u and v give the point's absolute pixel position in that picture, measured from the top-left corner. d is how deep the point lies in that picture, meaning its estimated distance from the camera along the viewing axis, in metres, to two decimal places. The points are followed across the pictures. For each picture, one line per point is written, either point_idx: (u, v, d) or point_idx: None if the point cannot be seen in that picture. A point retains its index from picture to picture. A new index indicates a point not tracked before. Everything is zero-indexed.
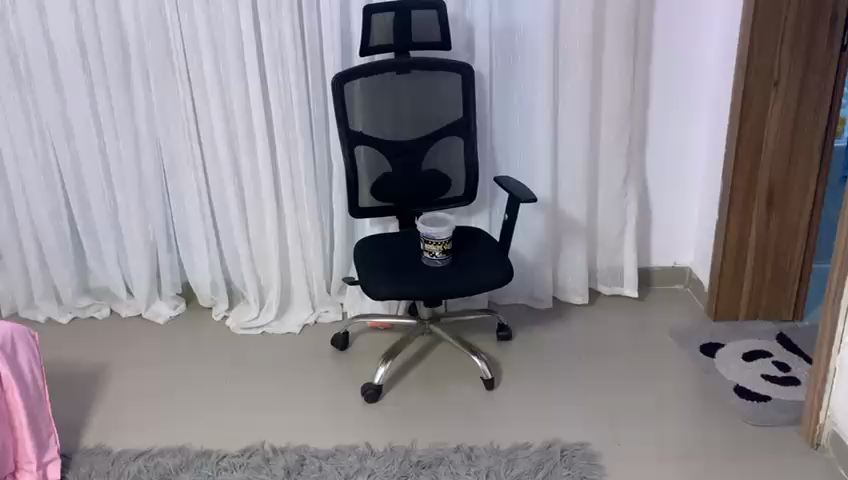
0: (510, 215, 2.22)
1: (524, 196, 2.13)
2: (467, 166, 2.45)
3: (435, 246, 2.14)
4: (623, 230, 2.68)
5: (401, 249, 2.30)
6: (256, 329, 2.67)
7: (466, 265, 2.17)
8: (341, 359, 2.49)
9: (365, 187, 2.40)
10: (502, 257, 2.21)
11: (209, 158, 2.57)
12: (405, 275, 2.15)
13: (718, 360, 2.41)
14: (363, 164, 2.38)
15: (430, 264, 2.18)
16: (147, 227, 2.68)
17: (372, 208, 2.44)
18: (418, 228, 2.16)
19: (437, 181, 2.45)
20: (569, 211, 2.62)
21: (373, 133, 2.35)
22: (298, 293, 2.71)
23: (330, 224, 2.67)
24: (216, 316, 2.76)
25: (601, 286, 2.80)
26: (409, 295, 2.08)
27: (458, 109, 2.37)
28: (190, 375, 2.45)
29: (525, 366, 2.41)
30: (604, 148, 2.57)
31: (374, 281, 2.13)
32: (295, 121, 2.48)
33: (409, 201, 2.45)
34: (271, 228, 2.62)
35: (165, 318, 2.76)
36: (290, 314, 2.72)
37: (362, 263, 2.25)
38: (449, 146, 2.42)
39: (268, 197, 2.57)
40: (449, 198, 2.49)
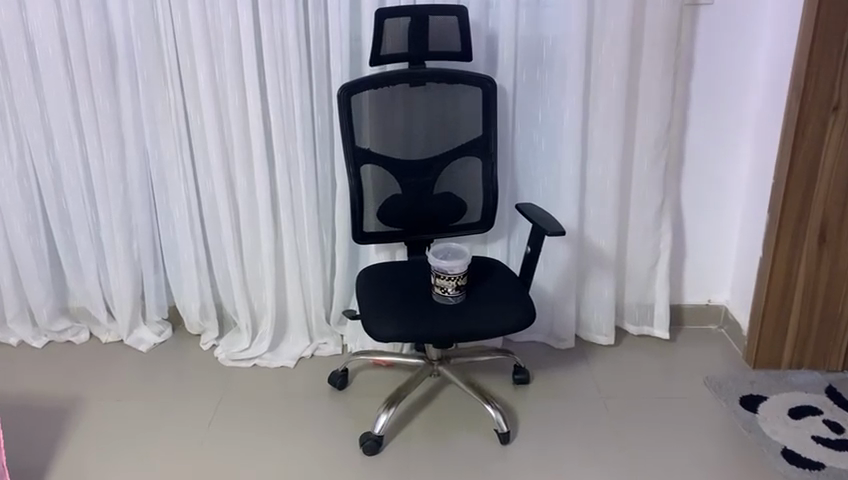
0: (535, 250, 1.97)
1: (551, 228, 1.86)
2: (485, 189, 2.20)
3: (448, 280, 1.88)
4: (656, 264, 2.42)
5: (409, 280, 2.05)
6: (246, 361, 2.41)
7: (483, 303, 1.93)
8: (340, 400, 2.24)
9: (372, 209, 2.16)
10: (524, 296, 1.97)
11: (201, 172, 2.33)
12: (413, 313, 1.90)
13: (761, 416, 2.14)
14: (370, 184, 2.13)
15: (442, 301, 1.92)
16: (131, 244, 2.44)
17: (378, 232, 2.20)
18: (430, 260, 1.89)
19: (451, 205, 2.20)
20: (597, 242, 2.37)
21: (382, 151, 2.11)
22: (294, 323, 2.47)
23: (331, 247, 2.42)
24: (204, 345, 2.51)
25: (628, 325, 2.54)
26: (419, 337, 1.84)
27: (478, 126, 2.13)
28: (171, 412, 2.21)
29: (544, 415, 2.16)
30: (637, 172, 2.31)
31: (378, 318, 1.89)
32: (296, 134, 2.24)
33: (419, 225, 2.21)
34: (267, 251, 2.37)
35: (148, 346, 2.51)
36: (285, 345, 2.47)
37: (365, 296, 2.00)
38: (465, 166, 2.17)
39: (264, 217, 2.33)
40: (464, 224, 2.24)
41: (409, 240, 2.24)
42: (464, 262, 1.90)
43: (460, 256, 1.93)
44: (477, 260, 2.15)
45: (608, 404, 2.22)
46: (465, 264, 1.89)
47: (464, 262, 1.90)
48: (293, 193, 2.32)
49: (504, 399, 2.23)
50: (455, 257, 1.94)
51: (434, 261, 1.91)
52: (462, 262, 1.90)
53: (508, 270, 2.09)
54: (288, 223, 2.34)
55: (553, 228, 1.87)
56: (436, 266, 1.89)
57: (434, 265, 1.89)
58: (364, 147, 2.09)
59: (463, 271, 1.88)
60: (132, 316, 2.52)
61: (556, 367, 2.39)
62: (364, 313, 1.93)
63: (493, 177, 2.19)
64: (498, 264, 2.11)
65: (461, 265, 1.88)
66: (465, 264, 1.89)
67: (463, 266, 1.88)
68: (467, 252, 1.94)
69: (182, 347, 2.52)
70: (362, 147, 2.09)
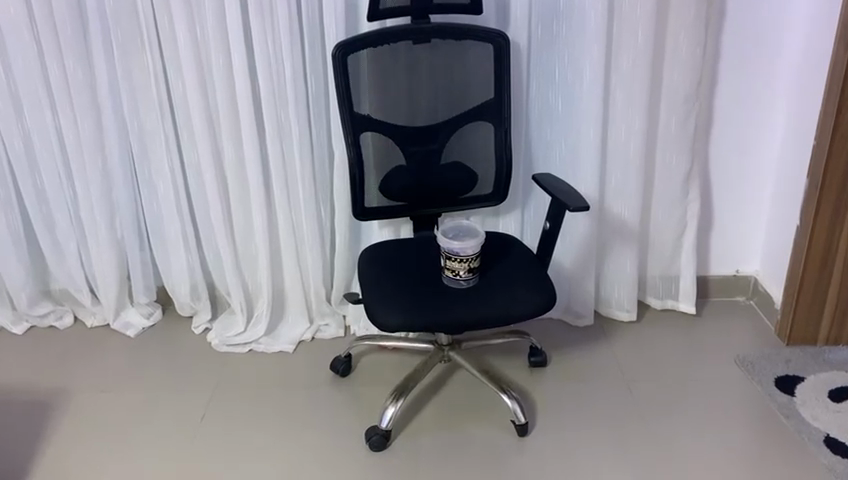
0: (555, 226, 1.79)
1: (574, 203, 1.67)
2: (498, 157, 2.00)
3: (458, 262, 1.70)
4: (683, 234, 2.24)
5: (416, 261, 1.87)
6: (242, 347, 2.24)
7: (499, 286, 1.75)
8: (343, 388, 2.08)
9: (373, 182, 1.97)
10: (543, 277, 1.79)
11: (186, 143, 2.13)
12: (422, 299, 1.72)
13: (799, 400, 1.98)
14: (371, 154, 1.94)
15: (454, 285, 1.74)
16: (113, 222, 2.25)
17: (381, 207, 2.01)
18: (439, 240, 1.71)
19: (460, 176, 2.01)
20: (618, 212, 2.18)
21: (383, 117, 1.91)
22: (293, 304, 2.30)
23: (330, 222, 2.24)
24: (196, 328, 2.34)
25: (650, 299, 2.36)
26: (429, 326, 1.67)
27: (489, 88, 1.92)
28: (161, 404, 2.05)
29: (564, 402, 2.00)
30: (664, 136, 2.11)
31: (383, 305, 1.71)
32: (288, 100, 2.03)
33: (426, 199, 2.02)
34: (260, 227, 2.18)
35: (137, 331, 2.35)
36: (283, 328, 2.30)
37: (368, 279, 1.82)
38: (475, 133, 1.97)
39: (255, 191, 2.14)
40: (474, 197, 2.05)
41: (415, 214, 2.06)
42: (477, 241, 1.72)
43: (473, 235, 1.75)
44: (490, 236, 1.97)
45: (633, 387, 2.06)
46: (477, 243, 1.70)
47: (476, 241, 1.72)
48: (286, 164, 2.12)
49: (520, 385, 2.07)
50: (467, 235, 1.76)
51: (443, 241, 1.73)
52: (474, 241, 1.71)
53: (524, 248, 1.92)
54: (281, 197, 2.15)
55: (577, 203, 1.67)
56: (445, 247, 1.71)
57: (443, 246, 1.71)
58: (364, 113, 1.89)
59: (475, 251, 1.70)
60: (118, 299, 2.35)
61: (575, 347, 2.23)
62: (367, 300, 1.75)
63: (506, 145, 1.99)
64: (512, 241, 1.93)
65: (473, 244, 1.70)
66: (477, 243, 1.70)
67: (475, 246, 1.70)
68: (480, 229, 1.75)
69: (172, 331, 2.36)
70: (362, 115, 1.89)
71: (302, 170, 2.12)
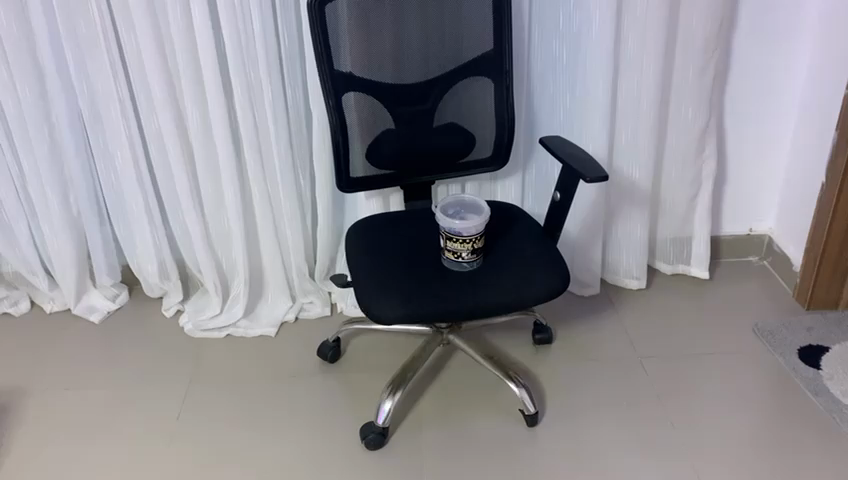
0: (568, 197, 1.59)
1: (592, 173, 1.47)
2: (497, 117, 1.79)
3: (460, 243, 1.50)
4: (696, 194, 2.06)
5: (410, 238, 1.67)
6: (219, 331, 2.04)
7: (506, 266, 1.57)
8: (332, 375, 1.90)
9: (359, 149, 1.74)
10: (554, 253, 1.61)
11: (143, 108, 1.88)
12: (421, 284, 1.53)
13: (827, 374, 1.84)
14: (356, 117, 1.71)
15: (456, 268, 1.55)
16: (66, 198, 2.01)
17: (368, 177, 1.79)
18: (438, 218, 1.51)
19: (456, 139, 1.79)
20: (628, 173, 1.99)
21: (368, 75, 1.67)
22: (274, 282, 2.09)
23: (309, 191, 2.02)
24: (167, 311, 2.14)
25: (660, 264, 2.19)
26: (431, 316, 1.48)
27: (487, 38, 1.70)
28: (132, 400, 1.86)
29: (575, 385, 1.84)
30: (679, 86, 1.90)
31: (378, 294, 1.51)
32: (258, 55, 1.79)
33: (418, 166, 1.81)
34: (232, 200, 1.96)
35: (101, 316, 2.13)
36: (263, 308, 2.10)
37: (357, 262, 1.62)
38: (472, 90, 1.75)
39: (225, 159, 1.91)
40: (471, 161, 1.85)
41: (406, 181, 1.84)
42: (480, 219, 1.52)
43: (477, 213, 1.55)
44: (491, 207, 1.77)
45: (647, 364, 1.90)
46: (481, 221, 1.51)
47: (480, 219, 1.52)
48: (260, 129, 1.89)
49: (526, 367, 1.90)
50: (469, 211, 1.56)
51: (442, 219, 1.52)
52: (478, 220, 1.52)
53: (530, 219, 1.72)
54: (255, 165, 1.92)
55: (594, 173, 1.48)
56: (446, 226, 1.51)
57: (443, 225, 1.51)
58: (347, 72, 1.66)
59: (480, 230, 1.50)
60: (79, 281, 2.13)
61: (582, 320, 2.06)
62: (358, 287, 1.55)
63: (507, 102, 1.77)
64: (517, 213, 1.74)
65: (477, 224, 1.51)
66: (481, 222, 1.51)
67: (479, 225, 1.51)
68: (483, 204, 1.55)
69: (141, 314, 2.15)
70: (345, 73, 1.65)
71: (277, 136, 1.89)
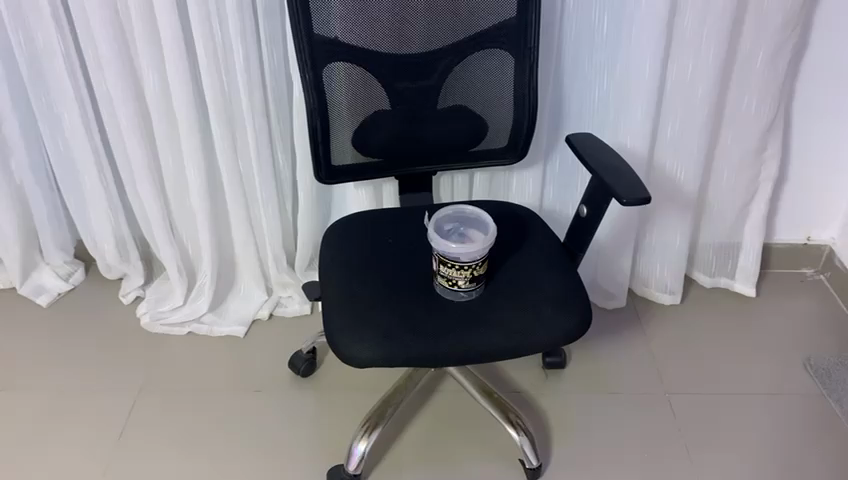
0: (596, 215, 1.28)
1: (628, 193, 1.16)
2: (517, 100, 1.45)
3: (457, 271, 1.20)
4: (750, 198, 1.72)
5: (399, 251, 1.36)
6: (181, 328, 1.77)
7: (512, 297, 1.26)
8: (304, 392, 1.63)
9: (345, 133, 1.42)
10: (573, 283, 1.30)
11: (90, 65, 1.56)
12: (405, 314, 1.23)
13: None
14: (342, 94, 1.38)
15: (451, 297, 1.25)
16: (6, 164, 1.72)
17: (356, 167, 1.48)
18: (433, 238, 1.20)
19: (464, 125, 1.46)
20: (670, 170, 1.65)
21: (356, 42, 1.33)
22: (247, 272, 1.81)
23: (289, 172, 1.71)
24: (125, 297, 1.86)
25: (699, 275, 1.87)
26: (415, 358, 1.19)
27: (509, 1, 1.35)
28: (71, 407, 1.60)
29: (589, 424, 1.56)
30: (743, 70, 1.54)
31: (352, 325, 1.22)
32: (225, 7, 1.45)
33: (418, 154, 1.49)
34: (197, 178, 1.65)
35: (50, 298, 1.87)
36: (233, 301, 1.82)
37: (331, 277, 1.32)
38: (487, 65, 1.40)
39: (187, 132, 1.59)
40: (483, 152, 1.52)
41: (401, 172, 1.53)
42: (486, 236, 1.21)
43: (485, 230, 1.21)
44: (501, 214, 1.46)
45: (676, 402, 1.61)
46: (487, 241, 1.20)
47: (484, 238, 1.21)
48: (231, 97, 1.57)
49: (532, 397, 1.61)
50: (469, 224, 1.23)
51: (437, 239, 1.21)
52: (483, 238, 1.20)
53: (547, 232, 1.41)
54: (224, 140, 1.61)
55: (634, 193, 1.16)
56: (442, 251, 1.20)
57: (439, 250, 1.20)
58: (332, 37, 1.32)
59: (483, 255, 1.20)
60: (25, 258, 1.86)
61: (601, 339, 1.76)
62: (329, 313, 1.26)
63: (531, 83, 1.43)
64: (531, 222, 1.43)
65: (482, 245, 1.19)
66: (488, 241, 1.20)
67: (483, 248, 1.20)
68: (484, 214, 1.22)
69: (95, 298, 1.88)
70: (329, 40, 1.32)
71: (251, 106, 1.57)
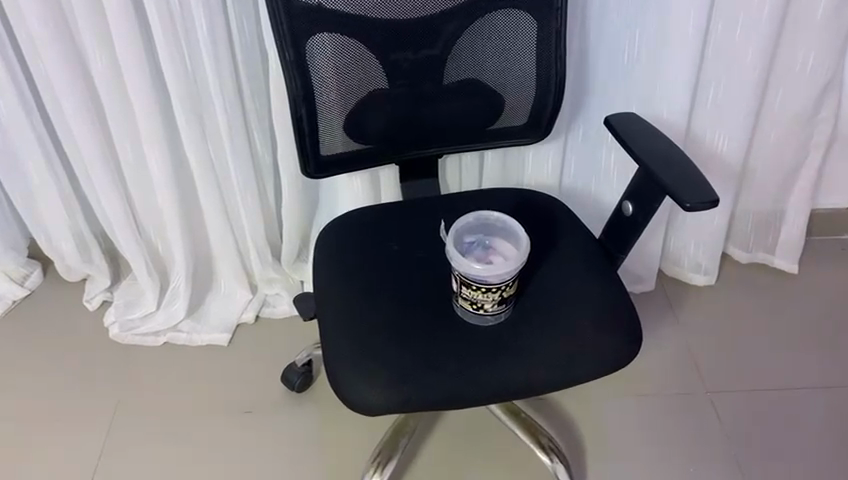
0: (642, 215, 1.07)
1: (688, 197, 0.95)
2: (540, 69, 1.21)
3: (484, 292, 0.99)
4: (798, 165, 1.52)
5: (409, 263, 1.15)
6: (156, 337, 1.56)
7: (547, 317, 1.06)
8: (302, 409, 1.44)
9: (334, 116, 1.18)
10: (616, 294, 1.10)
11: (22, 41, 1.29)
12: (423, 344, 1.03)
13: None
14: (331, 71, 1.13)
15: (474, 322, 1.05)
16: None
17: (348, 154, 1.24)
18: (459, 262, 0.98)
19: (478, 101, 1.23)
20: (711, 139, 1.44)
21: (348, 9, 1.08)
22: (228, 270, 1.59)
23: (270, 157, 1.47)
24: (90, 302, 1.64)
25: (734, 249, 1.68)
26: (437, 400, 0.99)
27: None
28: (36, 441, 1.40)
29: (626, 436, 1.39)
30: (800, 22, 1.31)
31: (360, 358, 1.02)
32: None
33: (423, 136, 1.26)
34: (162, 170, 1.41)
35: (4, 307, 1.64)
36: (213, 304, 1.60)
37: (331, 297, 1.11)
38: (505, 29, 1.16)
39: (147, 117, 1.34)
40: (498, 131, 1.29)
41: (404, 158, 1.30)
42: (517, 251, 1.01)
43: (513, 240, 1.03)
44: (522, 209, 1.24)
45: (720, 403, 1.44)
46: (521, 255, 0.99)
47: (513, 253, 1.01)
48: (196, 75, 1.32)
49: (560, 405, 1.44)
50: (494, 237, 1.03)
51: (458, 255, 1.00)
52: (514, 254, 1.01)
53: (579, 229, 1.20)
54: (192, 125, 1.37)
55: (695, 195, 0.96)
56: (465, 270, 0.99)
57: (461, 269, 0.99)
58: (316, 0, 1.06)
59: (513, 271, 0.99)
60: None
61: None
62: (331, 343, 1.05)
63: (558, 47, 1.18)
64: (559, 219, 1.22)
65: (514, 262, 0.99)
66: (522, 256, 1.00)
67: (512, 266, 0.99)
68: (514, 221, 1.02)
69: (56, 305, 1.65)
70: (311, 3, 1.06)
71: (221, 85, 1.32)
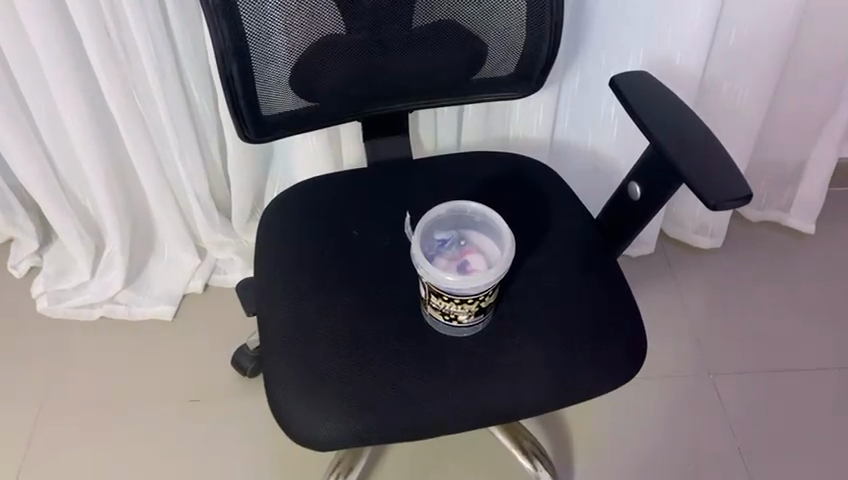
0: (650, 201, 0.88)
1: (711, 194, 0.76)
2: (533, 11, 0.99)
3: (460, 303, 0.81)
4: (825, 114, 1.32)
5: (370, 251, 0.97)
6: (92, 309, 1.37)
7: (534, 326, 0.89)
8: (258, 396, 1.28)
9: (281, 63, 0.95)
10: (616, 296, 0.93)
11: None
12: (383, 364, 0.86)
13: None
14: (270, 13, 0.89)
15: (447, 334, 0.88)
16: None
17: (301, 109, 1.01)
18: (436, 273, 0.79)
19: (456, 48, 1.01)
20: (729, 88, 1.23)
21: None
22: (170, 234, 1.39)
23: (212, 108, 1.25)
24: (16, 270, 1.44)
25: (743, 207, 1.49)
26: (400, 433, 0.83)
27: None
28: None
29: (621, 426, 1.25)
30: None
31: (307, 385, 0.85)
32: None
33: (390, 88, 1.04)
34: (81, 123, 1.18)
35: None
36: (155, 271, 1.41)
37: (274, 303, 0.92)
38: None
39: (55, 65, 1.11)
40: (481, 84, 1.07)
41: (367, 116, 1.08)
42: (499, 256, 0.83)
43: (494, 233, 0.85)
44: (506, 181, 1.05)
45: (723, 384, 1.29)
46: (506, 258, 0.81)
47: (494, 257, 0.83)
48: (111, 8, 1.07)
49: None
50: (470, 238, 0.85)
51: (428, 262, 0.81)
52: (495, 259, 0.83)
53: (573, 212, 1.01)
54: (113, 70, 1.13)
55: (722, 191, 0.77)
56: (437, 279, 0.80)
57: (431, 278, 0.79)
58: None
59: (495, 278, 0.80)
60: None
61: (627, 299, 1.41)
62: (274, 364, 0.87)
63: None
64: (549, 196, 1.03)
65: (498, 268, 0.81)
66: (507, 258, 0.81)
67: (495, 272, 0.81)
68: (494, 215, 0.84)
69: None
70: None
71: (143, 22, 1.08)
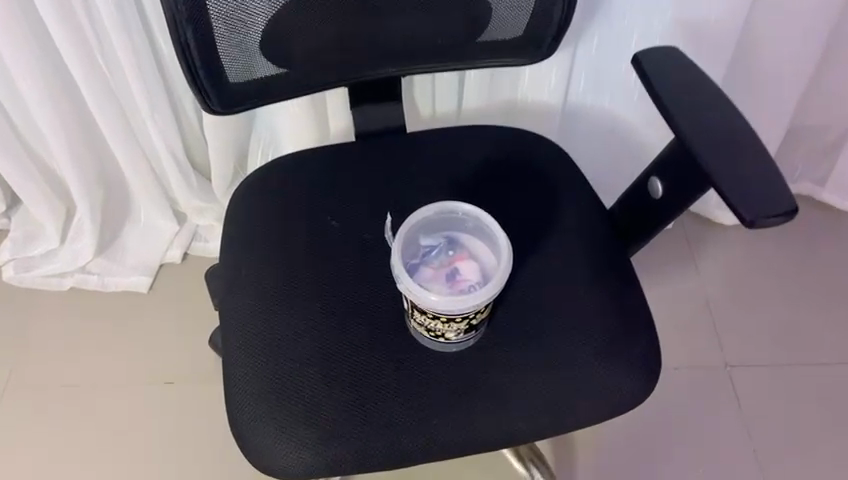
0: (671, 200, 0.76)
1: (746, 207, 0.65)
2: None
3: (447, 322, 0.71)
4: None
5: (344, 244, 0.85)
6: (62, 281, 1.28)
7: (532, 338, 0.79)
8: None
9: (253, 15, 0.80)
10: (627, 306, 0.82)
11: None
12: (355, 379, 0.76)
13: None
14: None
15: (433, 347, 0.77)
16: None
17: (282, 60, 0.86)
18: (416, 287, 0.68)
19: (455, 8, 0.87)
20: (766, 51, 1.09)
21: None
22: (146, 199, 1.28)
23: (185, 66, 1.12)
24: None
25: None
26: (378, 465, 0.73)
27: None
28: None
29: (628, 423, 1.15)
30: None
31: (272, 410, 0.75)
32: None
33: (379, 52, 0.91)
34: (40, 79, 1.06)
35: None
36: (130, 239, 1.30)
37: (233, 309, 0.82)
38: None
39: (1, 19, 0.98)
40: (484, 49, 0.93)
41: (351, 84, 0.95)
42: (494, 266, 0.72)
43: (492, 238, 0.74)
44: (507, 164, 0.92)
45: (741, 377, 1.19)
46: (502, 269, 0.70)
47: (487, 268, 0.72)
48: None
49: None
50: (460, 244, 0.74)
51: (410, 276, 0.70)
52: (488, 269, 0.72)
53: (582, 202, 0.89)
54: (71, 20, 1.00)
55: (759, 203, 0.65)
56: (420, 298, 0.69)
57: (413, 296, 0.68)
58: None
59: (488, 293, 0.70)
60: None
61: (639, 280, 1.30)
62: (234, 383, 0.78)
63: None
64: (555, 184, 0.90)
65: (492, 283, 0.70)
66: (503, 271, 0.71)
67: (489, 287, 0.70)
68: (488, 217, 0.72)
69: None
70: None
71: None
